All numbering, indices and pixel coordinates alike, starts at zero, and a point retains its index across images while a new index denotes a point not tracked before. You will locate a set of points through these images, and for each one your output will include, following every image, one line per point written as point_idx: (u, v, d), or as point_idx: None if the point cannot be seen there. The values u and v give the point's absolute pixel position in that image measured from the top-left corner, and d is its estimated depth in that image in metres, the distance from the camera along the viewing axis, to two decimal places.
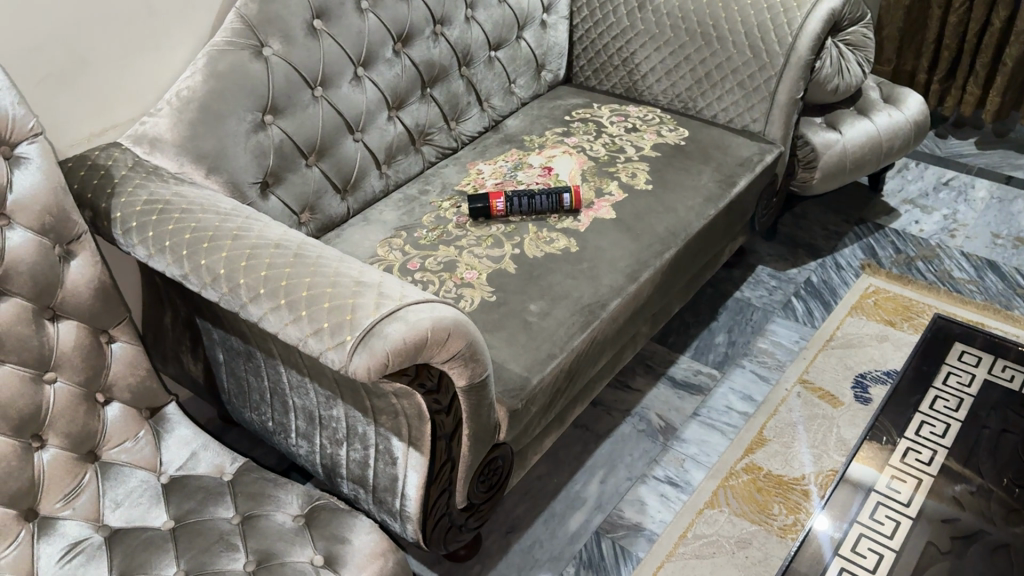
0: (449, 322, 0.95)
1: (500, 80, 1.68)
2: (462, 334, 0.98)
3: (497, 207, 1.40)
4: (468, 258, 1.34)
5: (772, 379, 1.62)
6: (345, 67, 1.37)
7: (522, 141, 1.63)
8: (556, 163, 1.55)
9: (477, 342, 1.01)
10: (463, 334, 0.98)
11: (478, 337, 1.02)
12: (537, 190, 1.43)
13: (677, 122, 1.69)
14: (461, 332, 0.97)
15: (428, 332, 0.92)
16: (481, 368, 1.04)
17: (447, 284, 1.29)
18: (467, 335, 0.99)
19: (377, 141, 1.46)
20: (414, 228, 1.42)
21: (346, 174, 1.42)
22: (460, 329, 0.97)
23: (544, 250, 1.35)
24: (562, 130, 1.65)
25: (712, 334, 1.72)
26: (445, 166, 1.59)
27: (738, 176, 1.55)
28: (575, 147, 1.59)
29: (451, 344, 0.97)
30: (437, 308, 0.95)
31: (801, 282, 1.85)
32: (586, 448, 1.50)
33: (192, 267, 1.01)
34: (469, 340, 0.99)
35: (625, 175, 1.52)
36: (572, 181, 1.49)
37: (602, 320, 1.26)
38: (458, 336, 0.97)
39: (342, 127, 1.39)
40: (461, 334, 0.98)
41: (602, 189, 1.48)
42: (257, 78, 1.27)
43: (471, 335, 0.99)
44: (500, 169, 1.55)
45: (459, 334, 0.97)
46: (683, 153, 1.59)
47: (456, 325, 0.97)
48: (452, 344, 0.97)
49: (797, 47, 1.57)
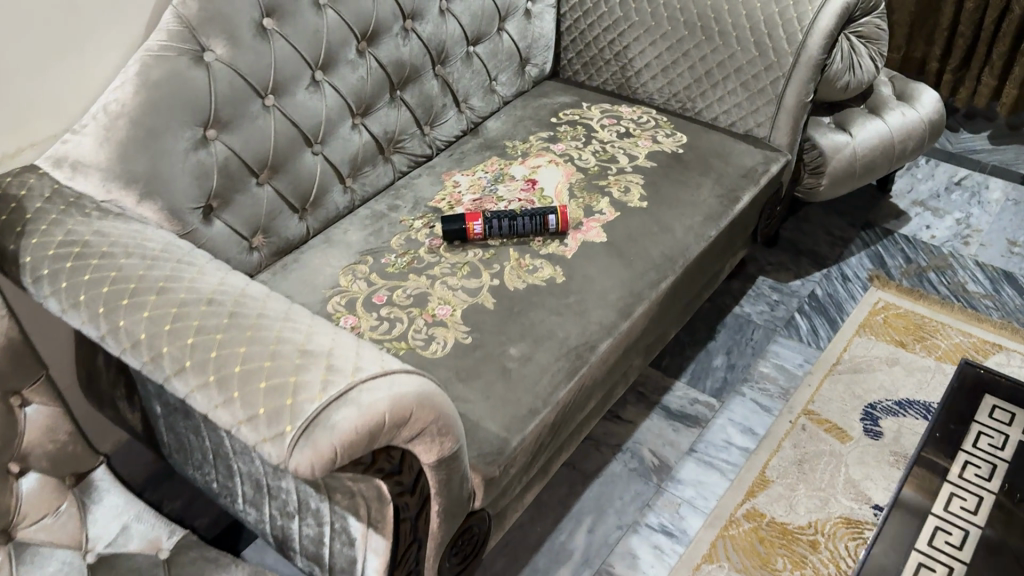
0: (411, 398, 0.81)
1: (479, 78, 1.51)
2: (427, 408, 0.84)
3: (473, 231, 1.25)
4: (441, 290, 1.19)
5: (774, 409, 1.49)
6: (300, 72, 1.21)
7: (504, 148, 1.47)
8: (541, 174, 1.40)
9: (446, 413, 0.87)
10: (427, 408, 0.83)
11: (447, 406, 0.88)
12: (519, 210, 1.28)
13: (674, 126, 1.53)
14: (426, 406, 0.83)
15: (384, 415, 0.78)
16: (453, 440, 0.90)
17: (416, 323, 1.15)
18: (433, 408, 0.85)
19: (340, 153, 1.30)
20: (382, 253, 1.27)
21: (303, 192, 1.27)
22: (425, 403, 0.83)
23: (526, 280, 1.21)
24: (547, 135, 1.50)
25: (709, 357, 1.58)
26: (417, 176, 1.43)
27: (741, 190, 1.40)
28: (561, 155, 1.44)
29: (413, 422, 0.82)
30: (394, 382, 0.81)
31: (806, 295, 1.72)
32: (572, 491, 1.36)
33: (109, 328, 0.86)
34: (436, 412, 0.85)
35: (617, 189, 1.37)
36: (558, 197, 1.34)
37: (591, 366, 1.12)
38: (422, 411, 0.83)
39: (297, 139, 1.23)
40: (426, 409, 0.83)
41: (592, 206, 1.33)
42: (198, 89, 1.11)
43: (438, 407, 0.85)
44: (478, 182, 1.39)
45: (423, 409, 0.83)
46: (681, 163, 1.43)
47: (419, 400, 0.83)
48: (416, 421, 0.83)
49: (808, 45, 1.41)
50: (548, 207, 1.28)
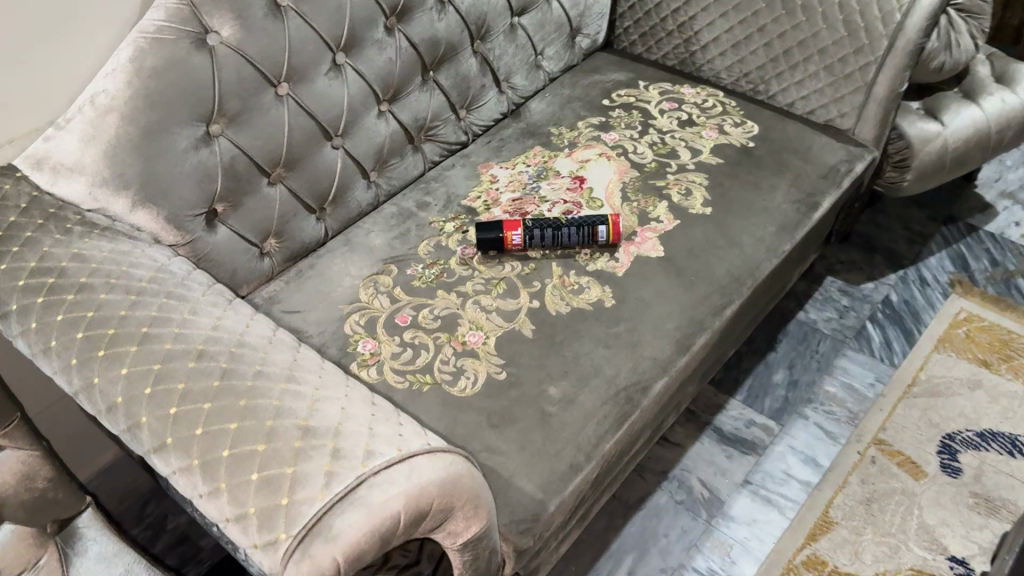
0: (432, 485, 0.67)
1: (523, 53, 1.34)
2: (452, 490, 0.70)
3: (511, 241, 1.10)
4: (473, 312, 1.05)
5: (841, 438, 1.34)
6: (317, 54, 1.05)
7: (549, 136, 1.31)
8: (590, 170, 1.23)
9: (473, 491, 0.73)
10: (453, 490, 0.69)
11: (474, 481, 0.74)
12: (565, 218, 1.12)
13: (743, 113, 1.35)
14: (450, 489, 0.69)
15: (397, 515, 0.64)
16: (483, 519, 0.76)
17: (444, 351, 1.01)
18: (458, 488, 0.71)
19: (362, 144, 1.15)
20: (408, 262, 1.12)
21: (322, 190, 1.12)
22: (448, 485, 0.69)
23: (570, 302, 1.06)
24: (598, 122, 1.33)
25: (769, 373, 1.44)
26: (450, 166, 1.27)
27: (820, 194, 1.22)
28: (614, 147, 1.27)
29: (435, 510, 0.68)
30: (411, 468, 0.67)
31: (879, 302, 1.55)
32: (612, 524, 1.24)
33: (83, 383, 0.74)
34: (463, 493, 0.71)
35: (676, 192, 1.20)
36: (609, 200, 1.18)
37: (642, 411, 0.97)
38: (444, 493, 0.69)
39: (314, 131, 1.08)
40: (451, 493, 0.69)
41: (648, 212, 1.17)
42: (200, 77, 0.96)
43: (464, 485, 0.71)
44: (519, 177, 1.24)
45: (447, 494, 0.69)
46: (751, 160, 1.26)
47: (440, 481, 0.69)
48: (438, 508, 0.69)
49: (906, 27, 1.21)
50: (601, 215, 1.12)
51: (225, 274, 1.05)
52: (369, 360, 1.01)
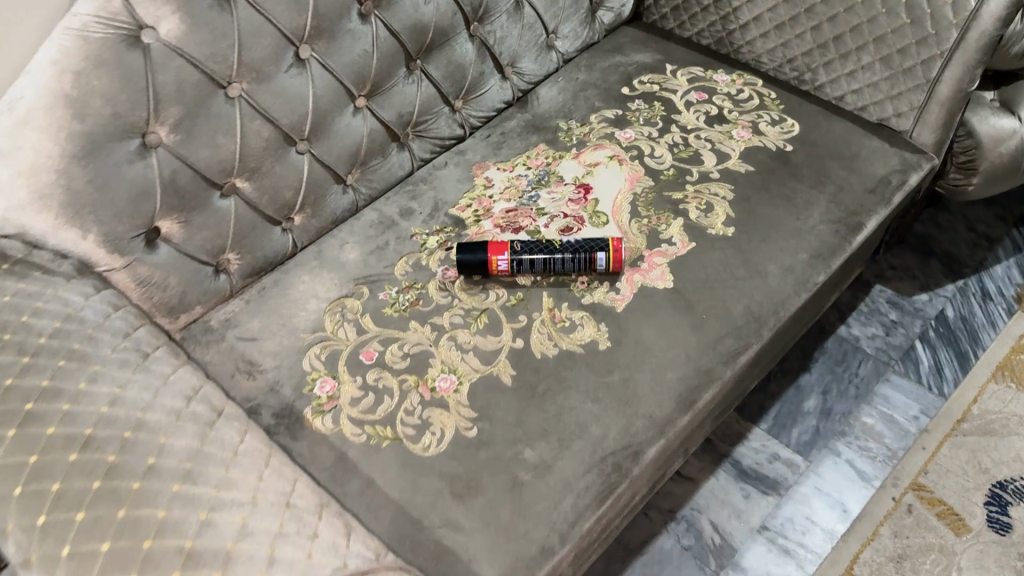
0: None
1: (532, 34, 1.18)
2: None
3: (497, 266, 0.96)
4: (447, 351, 0.92)
5: (875, 480, 1.20)
6: (275, 49, 0.91)
7: (556, 131, 1.15)
8: (598, 177, 1.08)
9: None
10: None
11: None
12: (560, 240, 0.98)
13: (783, 108, 1.17)
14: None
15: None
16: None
17: (410, 398, 0.89)
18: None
19: (335, 147, 1.01)
20: (382, 283, 1.00)
21: (286, 199, 0.99)
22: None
23: (559, 342, 0.92)
24: (615, 115, 1.17)
25: (799, 398, 1.29)
26: (442, 165, 1.13)
27: (865, 213, 1.06)
28: (628, 149, 1.11)
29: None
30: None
31: (932, 318, 1.38)
32: (609, 569, 1.12)
33: None
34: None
35: (695, 207, 1.04)
36: (615, 215, 1.03)
37: (632, 480, 0.84)
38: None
39: (272, 135, 0.95)
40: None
41: (659, 232, 1.02)
42: (134, 82, 0.83)
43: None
44: (517, 182, 1.09)
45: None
46: (787, 168, 1.09)
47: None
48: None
49: (982, 17, 1.01)
50: (602, 239, 0.97)
51: (172, 298, 0.94)
52: (326, 406, 0.89)
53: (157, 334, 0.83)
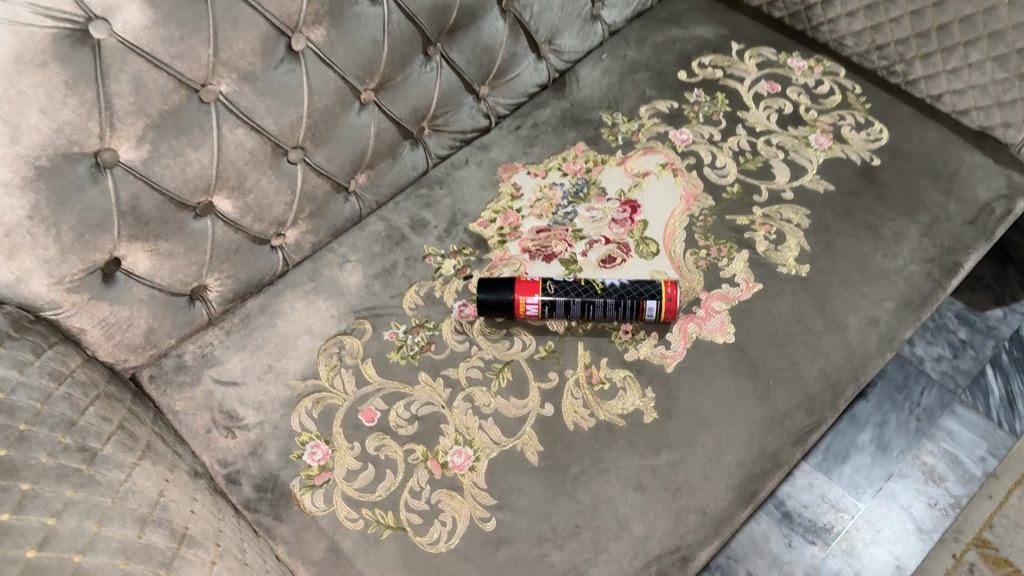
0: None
1: (575, 5, 0.98)
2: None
3: (524, 311, 0.81)
4: (462, 415, 0.78)
5: (934, 533, 1.07)
6: (261, 41, 0.73)
7: (599, 128, 0.98)
8: (647, 191, 0.91)
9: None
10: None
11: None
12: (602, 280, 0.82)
13: (869, 108, 0.99)
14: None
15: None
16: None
17: (417, 475, 0.75)
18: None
19: (336, 152, 0.84)
20: (387, 319, 0.84)
21: (274, 215, 0.83)
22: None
23: (595, 410, 0.78)
24: (669, 110, 0.99)
25: (852, 430, 1.15)
26: (462, 163, 0.96)
27: (963, 251, 0.89)
28: (684, 156, 0.94)
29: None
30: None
31: (1007, 338, 1.23)
32: None
33: None
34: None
35: (763, 237, 0.88)
36: (667, 243, 0.87)
37: None
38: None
39: (256, 143, 0.77)
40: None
41: (719, 269, 0.86)
42: (82, 91, 0.65)
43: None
44: (551, 193, 0.92)
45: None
46: (873, 189, 0.92)
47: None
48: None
49: None
50: (653, 283, 0.81)
51: (136, 337, 0.79)
52: (317, 479, 0.75)
53: (114, 404, 0.68)
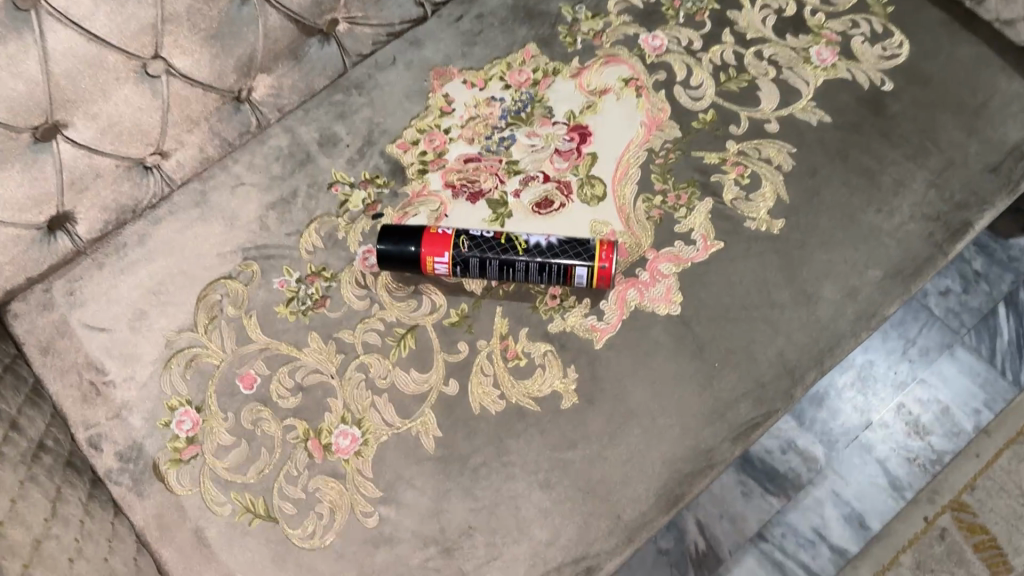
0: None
1: None
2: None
3: (432, 270, 0.68)
4: (354, 390, 0.67)
5: (907, 491, 0.98)
6: None
7: (555, 24, 0.80)
8: (602, 115, 0.76)
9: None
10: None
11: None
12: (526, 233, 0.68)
13: (892, 12, 0.80)
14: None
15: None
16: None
17: (295, 457, 0.66)
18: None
19: (212, 58, 0.69)
20: (279, 262, 0.72)
21: (139, 133, 0.69)
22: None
23: (507, 392, 0.67)
24: (644, 4, 0.81)
25: (835, 370, 1.03)
26: (388, 63, 0.80)
27: (979, 206, 0.73)
28: (654, 70, 0.77)
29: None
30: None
31: None
32: None
33: None
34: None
35: (733, 182, 0.73)
36: (617, 185, 0.73)
37: None
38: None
39: (101, 56, 0.62)
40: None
41: (674, 221, 0.72)
42: None
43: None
44: (488, 110, 0.77)
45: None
46: (878, 123, 0.75)
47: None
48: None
49: None
50: (587, 245, 0.67)
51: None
52: (184, 453, 0.67)
53: None
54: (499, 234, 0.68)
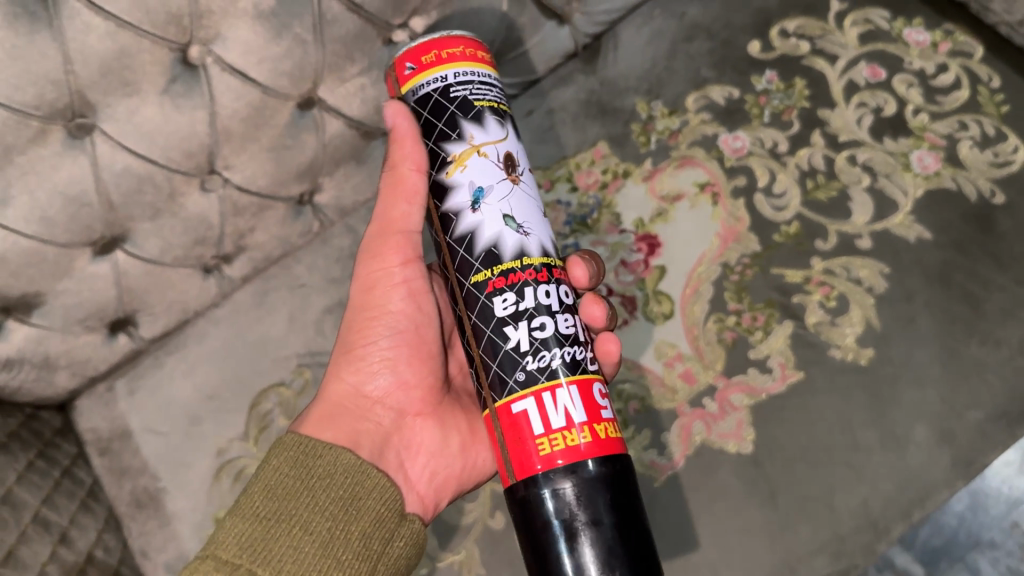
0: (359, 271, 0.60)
1: None
2: (354, 429, 0.55)
3: (549, 471, 0.45)
4: None
5: None
6: (141, 54, 0.55)
7: (629, 122, 0.75)
8: (675, 225, 0.71)
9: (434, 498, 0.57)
10: (409, 287, 0.59)
11: None
12: (449, 217, 0.50)
13: (1006, 111, 0.72)
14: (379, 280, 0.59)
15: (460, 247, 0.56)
16: (416, 500, 0.56)
17: None
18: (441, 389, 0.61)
19: (266, 158, 0.67)
20: None
21: (198, 243, 0.69)
22: (402, 375, 0.58)
23: None
24: (726, 101, 0.75)
25: None
26: None
27: None
28: (734, 175, 0.72)
29: (365, 432, 0.55)
30: (385, 571, 0.48)
31: None
32: None
33: None
34: (436, 416, 0.60)
35: (819, 304, 0.67)
36: (685, 304, 0.68)
37: None
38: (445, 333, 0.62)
39: (152, 174, 0.62)
40: None
41: (749, 345, 0.66)
42: None
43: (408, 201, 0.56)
44: (553, 215, 0.73)
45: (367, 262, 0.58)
46: (987, 242, 0.67)
47: (386, 383, 0.58)
48: (387, 456, 0.55)
49: None
50: (496, 82, 0.53)
51: (29, 381, 0.68)
52: None
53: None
54: (541, 267, 0.49)
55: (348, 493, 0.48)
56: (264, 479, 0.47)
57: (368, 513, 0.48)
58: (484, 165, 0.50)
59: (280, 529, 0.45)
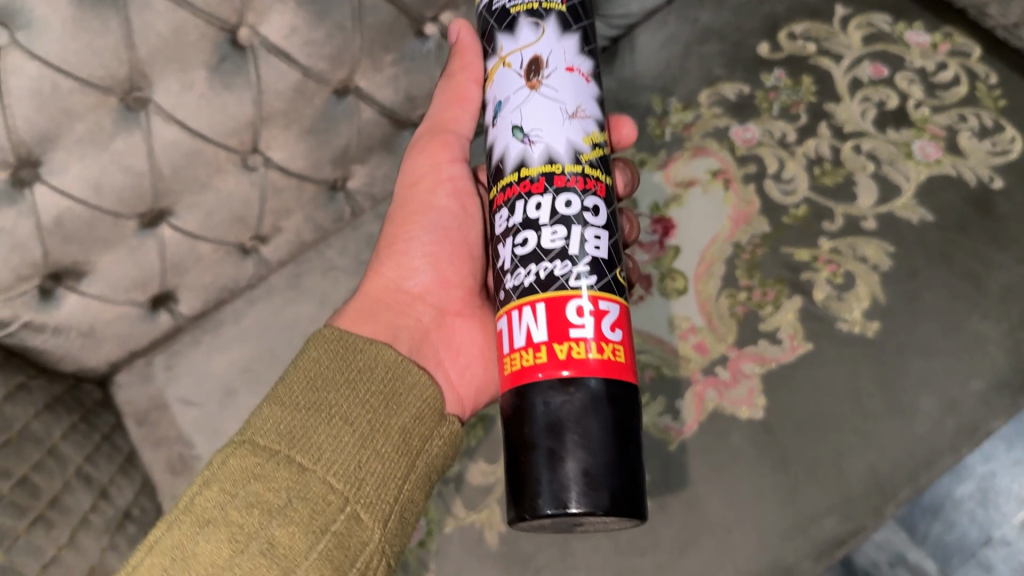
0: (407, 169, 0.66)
1: None
2: (393, 320, 0.59)
3: (535, 384, 0.45)
4: None
5: None
6: (197, 33, 0.60)
7: (644, 116, 0.80)
8: (689, 209, 0.75)
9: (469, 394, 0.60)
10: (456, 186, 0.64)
11: None
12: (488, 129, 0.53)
13: (1003, 106, 0.76)
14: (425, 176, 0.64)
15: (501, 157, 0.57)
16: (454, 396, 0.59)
17: None
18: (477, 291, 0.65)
19: (304, 140, 0.71)
20: None
21: (238, 221, 0.73)
22: (443, 273, 0.62)
23: None
24: (737, 97, 0.79)
25: (953, 478, 0.96)
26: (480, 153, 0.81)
27: None
28: (744, 163, 0.76)
29: (405, 324, 0.59)
30: (422, 467, 0.51)
31: None
32: None
33: None
34: (473, 318, 0.64)
35: (826, 280, 0.70)
36: (698, 281, 0.72)
37: None
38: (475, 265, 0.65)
39: (200, 150, 0.66)
40: None
41: (760, 319, 0.69)
42: None
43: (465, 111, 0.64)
44: None
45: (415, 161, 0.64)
46: (985, 225, 0.70)
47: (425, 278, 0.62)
48: (426, 350, 0.59)
49: None
50: None
51: (75, 349, 0.72)
52: None
53: (46, 438, 0.65)
54: (535, 177, 0.48)
55: (388, 387, 0.51)
56: (301, 371, 0.51)
57: (406, 409, 0.51)
58: (506, 76, 0.51)
59: (319, 418, 0.48)
